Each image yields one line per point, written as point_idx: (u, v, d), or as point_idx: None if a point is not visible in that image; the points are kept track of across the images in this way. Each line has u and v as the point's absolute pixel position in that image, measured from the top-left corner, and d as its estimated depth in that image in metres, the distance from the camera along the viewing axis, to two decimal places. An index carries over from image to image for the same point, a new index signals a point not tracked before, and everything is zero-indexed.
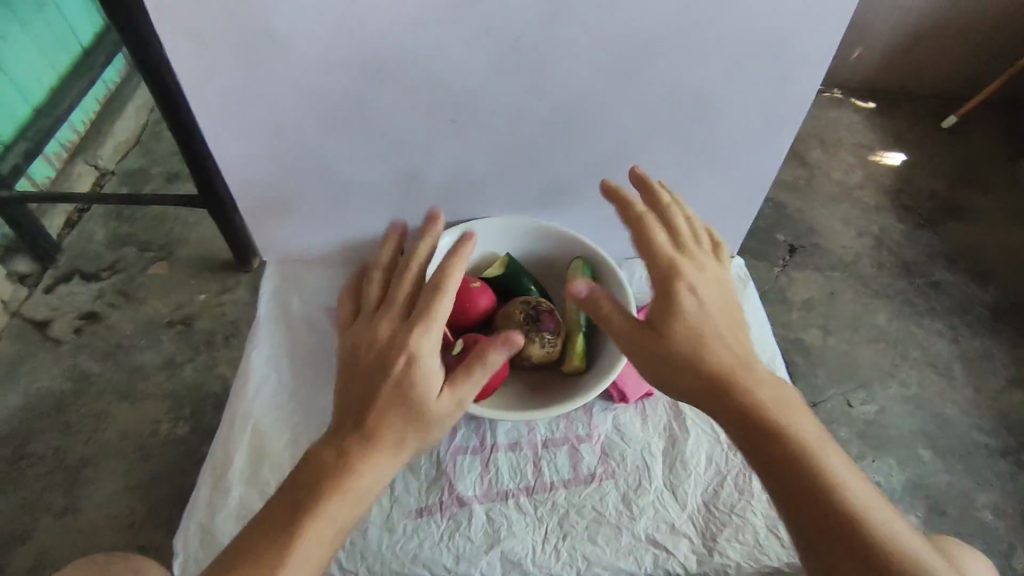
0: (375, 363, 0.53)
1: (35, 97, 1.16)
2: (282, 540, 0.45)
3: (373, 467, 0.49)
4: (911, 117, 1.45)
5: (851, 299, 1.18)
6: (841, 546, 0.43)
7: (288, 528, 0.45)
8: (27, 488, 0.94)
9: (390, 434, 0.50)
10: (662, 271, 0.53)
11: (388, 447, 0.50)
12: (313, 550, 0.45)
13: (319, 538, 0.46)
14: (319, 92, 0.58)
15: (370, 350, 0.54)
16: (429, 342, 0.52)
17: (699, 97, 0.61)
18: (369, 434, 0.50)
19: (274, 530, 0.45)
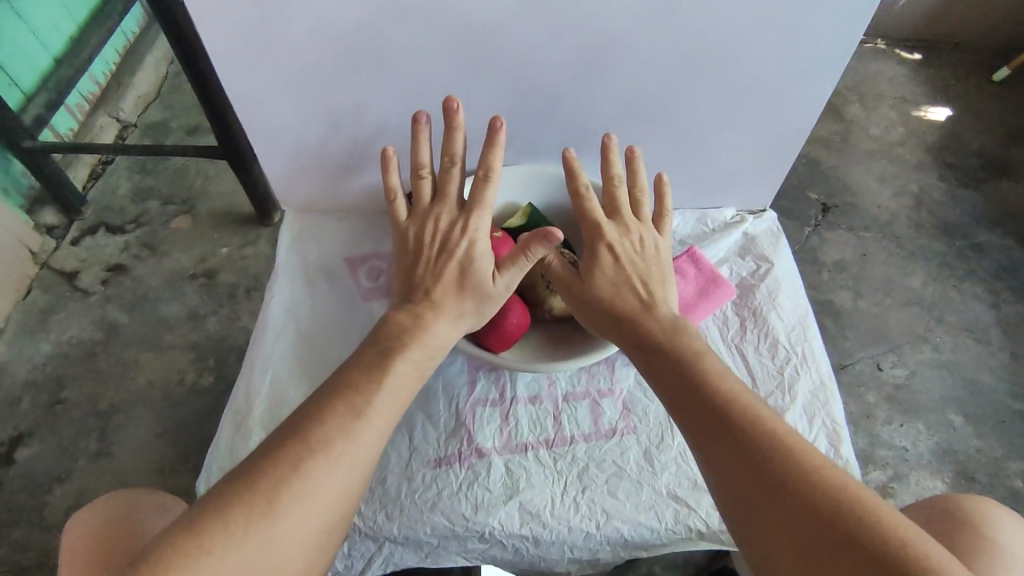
0: (434, 249, 0.57)
1: (56, 48, 1.15)
2: (332, 435, 0.45)
3: (424, 348, 0.53)
4: (958, 70, 1.37)
5: (884, 261, 1.14)
6: (753, 474, 0.45)
7: (337, 424, 0.46)
8: (62, 432, 0.97)
9: (448, 311, 0.55)
10: (590, 236, 0.59)
11: (448, 319, 0.55)
12: (362, 445, 0.46)
13: (368, 435, 0.47)
14: (337, 29, 0.54)
15: (429, 236, 0.58)
16: (482, 225, 0.58)
17: (738, 34, 0.56)
18: (431, 311, 0.55)
19: (323, 426, 0.45)
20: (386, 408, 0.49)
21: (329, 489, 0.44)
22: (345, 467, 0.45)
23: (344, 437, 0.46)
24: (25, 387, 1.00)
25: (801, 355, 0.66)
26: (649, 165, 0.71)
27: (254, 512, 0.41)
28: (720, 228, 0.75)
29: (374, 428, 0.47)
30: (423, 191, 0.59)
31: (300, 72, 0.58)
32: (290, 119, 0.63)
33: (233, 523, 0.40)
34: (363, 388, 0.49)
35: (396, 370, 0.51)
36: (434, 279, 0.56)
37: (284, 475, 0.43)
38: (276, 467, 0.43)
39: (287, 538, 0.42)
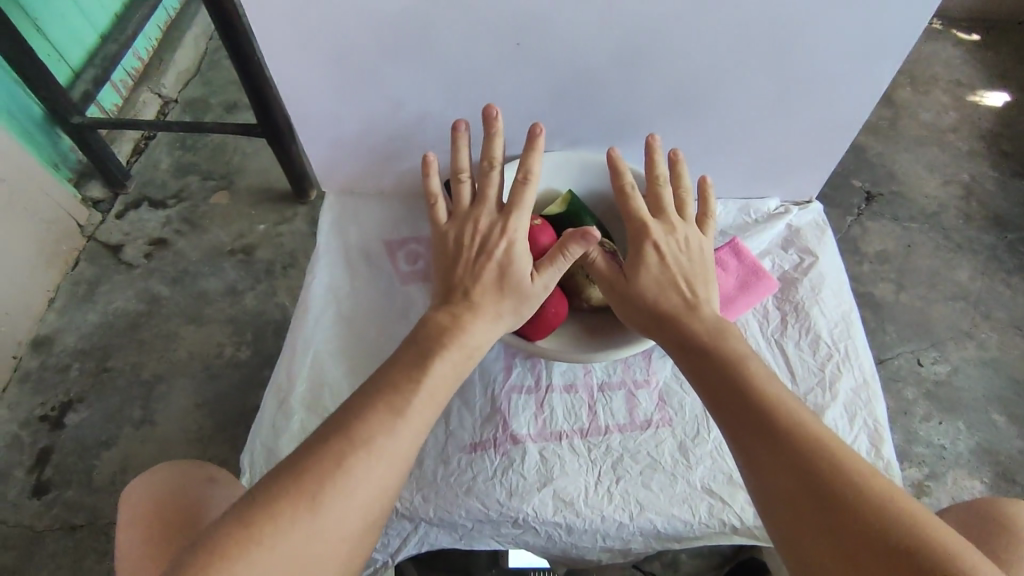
0: (474, 250, 0.57)
1: (102, 24, 1.17)
2: (373, 432, 0.46)
3: (462, 347, 0.53)
4: (1019, 53, 1.30)
5: (930, 254, 1.10)
6: (797, 479, 0.44)
7: (377, 421, 0.47)
8: (109, 399, 1.01)
9: (487, 310, 0.55)
10: (635, 234, 0.59)
11: (487, 319, 0.55)
12: (401, 441, 0.47)
13: (407, 432, 0.47)
14: (383, 11, 0.54)
15: (468, 237, 0.58)
16: (521, 226, 0.58)
17: (794, 19, 0.54)
18: (470, 310, 0.55)
19: (364, 423, 0.46)
20: (425, 407, 0.49)
21: (371, 484, 0.45)
22: (385, 463, 0.46)
23: (383, 434, 0.46)
24: (74, 355, 1.04)
25: (843, 352, 0.65)
26: (692, 152, 0.69)
27: (300, 505, 0.42)
28: (763, 219, 0.73)
29: (414, 425, 0.48)
30: (463, 194, 0.60)
31: (344, 54, 0.58)
32: (332, 101, 0.63)
33: (281, 515, 0.42)
34: (403, 386, 0.49)
35: (436, 368, 0.51)
36: (474, 279, 0.56)
37: (328, 471, 0.44)
38: (320, 463, 0.44)
39: (331, 531, 0.43)
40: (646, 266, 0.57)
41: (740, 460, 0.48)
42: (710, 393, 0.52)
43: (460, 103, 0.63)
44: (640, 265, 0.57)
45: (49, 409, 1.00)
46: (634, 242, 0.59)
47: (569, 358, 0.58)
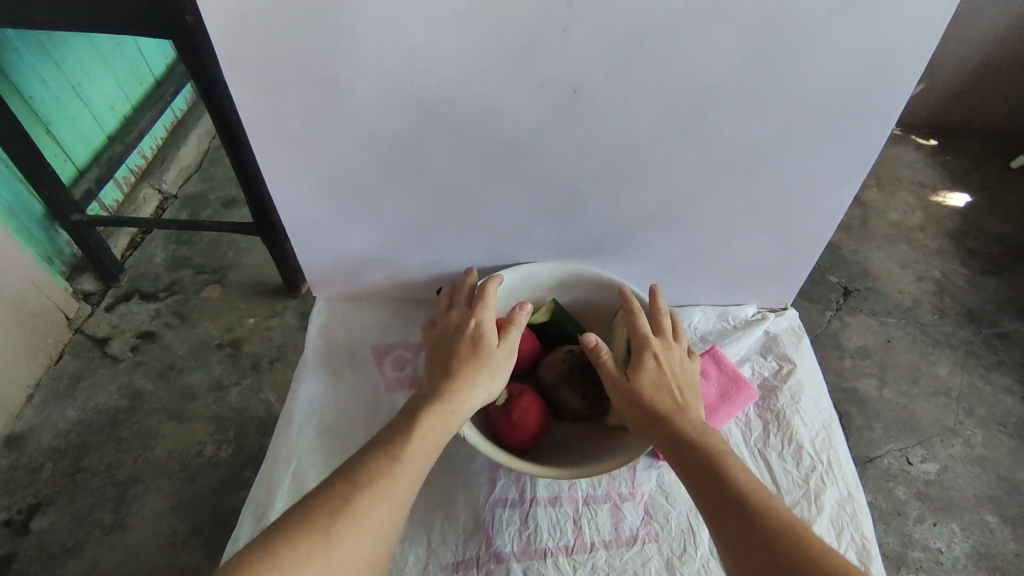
0: (449, 334, 0.61)
1: (110, 126, 1.24)
2: (375, 476, 0.50)
3: (442, 409, 0.55)
4: (972, 157, 1.40)
5: (909, 349, 1.12)
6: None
7: (379, 467, 0.51)
8: (79, 501, 0.97)
9: (461, 379, 0.57)
10: (636, 346, 0.59)
11: (463, 384, 0.57)
12: (401, 485, 0.51)
13: (405, 477, 0.51)
14: (380, 133, 0.58)
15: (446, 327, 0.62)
16: (489, 307, 0.61)
17: (760, 141, 0.59)
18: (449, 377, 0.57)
19: (367, 468, 0.51)
20: (417, 458, 0.53)
21: (374, 524, 0.48)
22: (388, 502, 0.49)
23: (385, 479, 0.50)
24: (48, 453, 1.01)
25: (827, 462, 0.65)
26: (672, 262, 0.72)
27: (313, 541, 0.45)
28: (741, 324, 0.76)
29: (410, 471, 0.52)
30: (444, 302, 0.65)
31: (341, 171, 0.62)
32: (327, 212, 0.66)
33: (294, 549, 0.44)
34: (399, 437, 0.53)
35: (425, 425, 0.54)
36: (449, 354, 0.59)
37: (336, 511, 0.47)
38: (330, 505, 0.48)
39: (340, 565, 0.45)
40: (646, 372, 0.58)
41: (720, 544, 0.49)
42: (697, 488, 0.52)
43: (448, 217, 0.67)
44: (641, 371, 0.58)
45: (15, 513, 0.96)
46: (636, 349, 0.59)
47: (553, 476, 0.57)
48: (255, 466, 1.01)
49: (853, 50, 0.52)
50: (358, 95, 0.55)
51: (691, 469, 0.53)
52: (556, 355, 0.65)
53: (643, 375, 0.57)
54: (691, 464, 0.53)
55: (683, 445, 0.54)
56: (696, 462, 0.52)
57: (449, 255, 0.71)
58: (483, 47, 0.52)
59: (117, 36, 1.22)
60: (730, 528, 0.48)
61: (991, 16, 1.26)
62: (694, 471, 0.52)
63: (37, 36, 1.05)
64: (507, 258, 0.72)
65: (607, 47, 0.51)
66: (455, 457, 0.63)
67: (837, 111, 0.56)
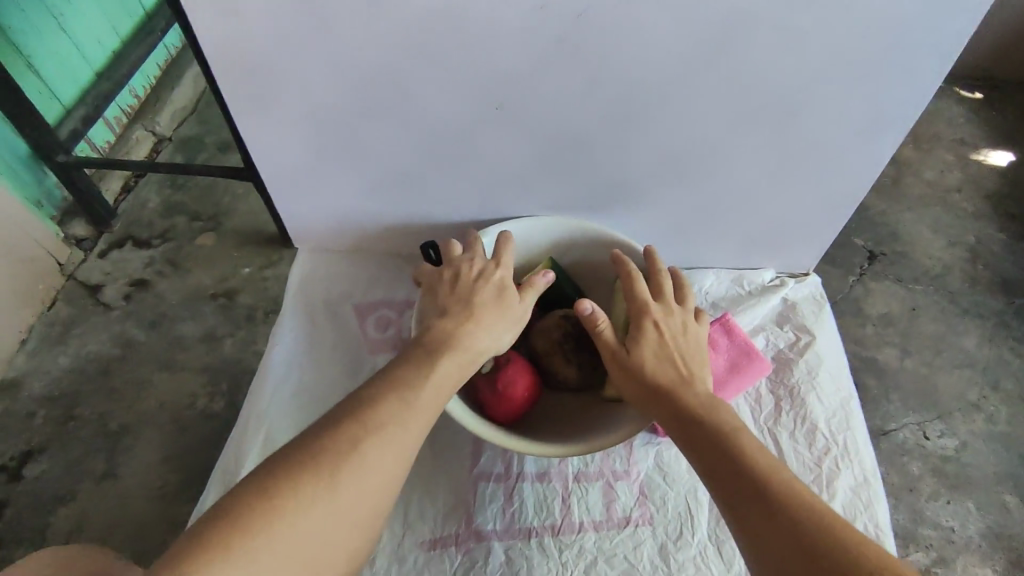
0: (471, 275, 0.57)
1: (98, 61, 1.17)
2: (384, 421, 0.46)
3: (464, 351, 0.52)
4: (1022, 111, 1.29)
5: (935, 318, 1.06)
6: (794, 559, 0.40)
7: (389, 410, 0.46)
8: (73, 449, 0.96)
9: (485, 322, 0.54)
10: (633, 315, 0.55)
11: (489, 328, 0.54)
12: (409, 433, 0.47)
13: (415, 424, 0.47)
14: (361, 69, 0.52)
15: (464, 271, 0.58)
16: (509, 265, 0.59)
17: (791, 84, 0.52)
18: (476, 317, 0.54)
19: (377, 409, 0.46)
20: (430, 401, 0.49)
21: (380, 473, 0.44)
22: (396, 450, 0.45)
23: (395, 424, 0.46)
24: (41, 400, 1.00)
25: (843, 445, 0.61)
26: (685, 221, 0.66)
27: (316, 486, 0.41)
28: (757, 290, 0.70)
29: (422, 417, 0.48)
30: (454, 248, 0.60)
31: (318, 110, 0.56)
32: (306, 156, 0.61)
33: (303, 492, 0.41)
34: (411, 379, 0.49)
35: (441, 367, 0.50)
36: (472, 295, 0.55)
37: (340, 456, 0.43)
38: (334, 449, 0.43)
39: (343, 514, 0.42)
40: (645, 343, 0.53)
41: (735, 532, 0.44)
42: (707, 468, 0.47)
43: (439, 163, 0.61)
44: (639, 342, 0.53)
45: (8, 458, 0.96)
46: (635, 318, 0.54)
47: (544, 454, 0.54)
48: None
49: None
50: (333, 23, 0.49)
51: (699, 448, 0.48)
52: (549, 322, 0.60)
53: (643, 346, 0.53)
54: (699, 442, 0.48)
55: (690, 421, 0.49)
56: (703, 440, 0.48)
57: (442, 207, 0.66)
58: None
59: None
60: (744, 509, 0.44)
61: None
62: (703, 449, 0.48)
63: None
64: (506, 213, 0.67)
65: None
66: None
67: (885, 50, 0.49)
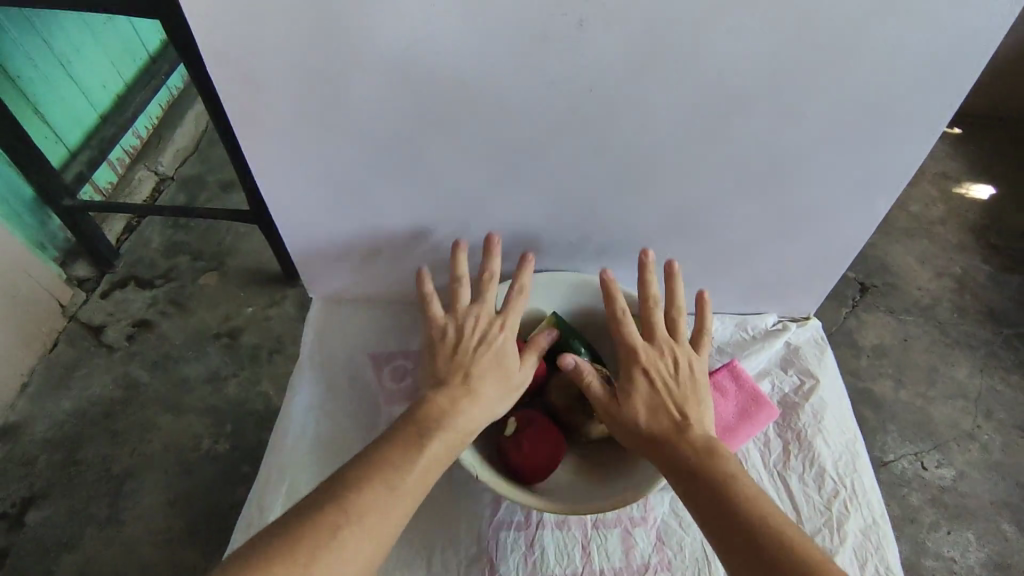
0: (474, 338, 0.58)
1: (102, 104, 1.19)
2: (368, 504, 0.46)
3: (456, 431, 0.53)
4: (997, 145, 1.35)
5: (927, 349, 1.08)
6: None
7: (374, 494, 0.47)
8: (75, 494, 0.95)
9: (483, 396, 0.55)
10: (625, 359, 0.57)
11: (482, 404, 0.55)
12: (392, 519, 0.47)
13: (398, 510, 0.47)
14: (381, 134, 0.55)
15: (469, 328, 0.58)
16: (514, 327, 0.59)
17: (790, 148, 0.55)
18: (473, 392, 0.55)
19: (361, 492, 0.46)
20: (418, 482, 0.49)
21: (367, 542, 0.45)
22: (376, 538, 0.45)
23: (380, 509, 0.46)
24: (43, 445, 0.99)
25: (851, 489, 0.63)
26: (689, 269, 0.68)
27: (291, 574, 0.41)
28: (761, 334, 0.72)
29: (406, 502, 0.48)
30: (460, 296, 0.60)
31: (337, 171, 0.58)
32: (324, 211, 0.62)
33: None
34: (400, 459, 0.49)
35: (433, 446, 0.51)
36: (472, 364, 0.56)
37: (321, 542, 0.43)
38: (316, 534, 0.43)
39: None
40: (638, 389, 0.56)
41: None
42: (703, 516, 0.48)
43: (453, 218, 0.63)
44: (631, 391, 0.56)
45: (9, 505, 0.94)
46: (627, 366, 0.57)
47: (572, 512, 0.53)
48: (252, 461, 0.98)
49: (897, 52, 0.47)
50: (359, 93, 0.51)
51: (695, 496, 0.49)
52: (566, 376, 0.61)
53: (636, 395, 0.55)
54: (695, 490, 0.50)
55: (684, 468, 0.51)
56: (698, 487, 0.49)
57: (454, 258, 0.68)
58: (491, 38, 0.47)
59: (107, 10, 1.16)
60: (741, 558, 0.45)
61: None
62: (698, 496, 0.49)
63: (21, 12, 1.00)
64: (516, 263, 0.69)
65: (629, 44, 0.47)
66: (459, 472, 0.63)
67: (881, 119, 0.52)
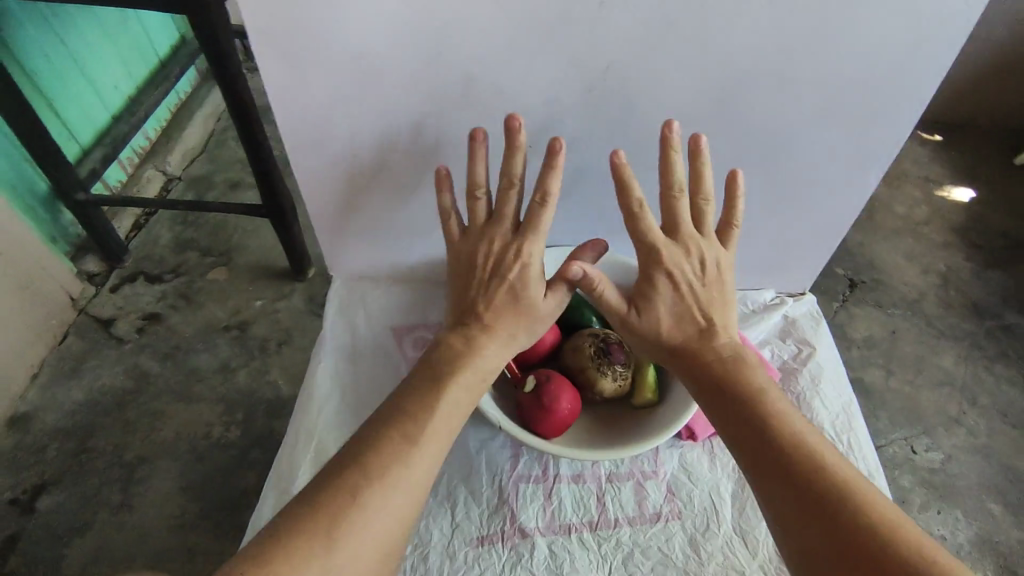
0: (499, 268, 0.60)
1: (115, 104, 1.22)
2: (387, 463, 0.48)
3: (476, 371, 0.56)
4: (977, 151, 1.41)
5: (914, 340, 1.13)
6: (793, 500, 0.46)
7: (393, 450, 0.49)
8: (86, 482, 0.96)
9: (500, 333, 0.59)
10: (647, 260, 0.58)
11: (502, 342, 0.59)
12: (417, 472, 0.48)
13: (420, 463, 0.49)
14: (408, 110, 0.59)
15: (483, 260, 0.59)
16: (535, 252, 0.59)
17: (784, 126, 0.60)
18: (489, 331, 0.58)
19: (378, 453, 0.48)
20: (437, 434, 0.51)
21: (384, 515, 0.46)
22: (401, 493, 0.47)
23: (399, 465, 0.48)
24: (53, 434, 1.01)
25: (847, 444, 0.66)
26: None
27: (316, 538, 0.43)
28: (760, 308, 0.76)
29: (427, 454, 0.50)
30: (478, 212, 0.60)
31: (365, 147, 0.63)
32: (350, 185, 0.67)
33: (300, 543, 0.43)
34: (417, 415, 0.51)
35: (450, 395, 0.54)
36: (486, 303, 0.59)
37: (343, 504, 0.45)
38: (335, 497, 0.45)
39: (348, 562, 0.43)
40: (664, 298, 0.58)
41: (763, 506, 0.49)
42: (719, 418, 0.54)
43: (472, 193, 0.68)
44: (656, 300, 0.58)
45: (20, 492, 0.96)
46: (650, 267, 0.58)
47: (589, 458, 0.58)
48: (262, 448, 1.00)
49: (882, 34, 0.52)
50: (389, 69, 0.56)
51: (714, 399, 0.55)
52: (581, 340, 0.65)
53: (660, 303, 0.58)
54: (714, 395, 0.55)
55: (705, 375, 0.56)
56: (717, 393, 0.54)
57: None
58: (511, 18, 0.52)
59: (122, 13, 1.20)
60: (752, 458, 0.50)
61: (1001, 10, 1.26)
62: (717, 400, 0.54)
63: (41, 11, 1.04)
64: None
65: (638, 24, 0.52)
66: (478, 432, 0.67)
67: (870, 96, 0.57)
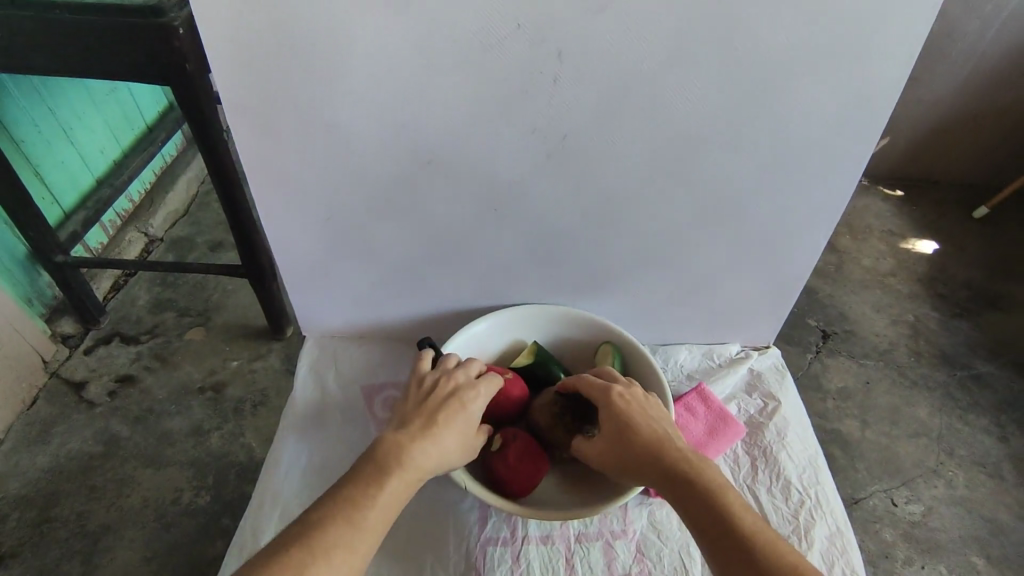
0: (445, 390, 0.59)
1: (98, 169, 1.25)
2: (331, 545, 0.46)
3: (412, 473, 0.52)
4: (937, 205, 1.47)
5: (888, 390, 1.14)
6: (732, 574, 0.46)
7: (338, 532, 0.47)
8: (46, 554, 0.93)
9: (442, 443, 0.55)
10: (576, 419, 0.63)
11: (445, 449, 0.55)
12: (355, 556, 0.47)
13: (361, 550, 0.47)
14: (378, 178, 0.62)
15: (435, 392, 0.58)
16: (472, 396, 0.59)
17: (737, 191, 0.63)
18: (433, 434, 0.55)
19: (327, 531, 0.47)
20: (378, 521, 0.49)
21: None
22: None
23: (344, 549, 0.46)
24: (16, 502, 0.97)
25: (816, 499, 0.69)
26: (657, 301, 0.76)
27: None
28: (727, 363, 0.80)
29: (368, 540, 0.48)
30: (447, 365, 0.61)
31: (339, 211, 0.65)
32: (325, 250, 0.69)
33: None
34: (364, 497, 0.49)
35: (392, 486, 0.51)
36: (433, 415, 0.56)
37: None
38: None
39: None
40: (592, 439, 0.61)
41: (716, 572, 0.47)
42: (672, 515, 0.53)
43: (442, 254, 0.70)
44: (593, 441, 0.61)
45: None
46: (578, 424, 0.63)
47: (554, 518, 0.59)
48: (233, 513, 0.98)
49: (821, 108, 0.56)
50: (361, 138, 0.59)
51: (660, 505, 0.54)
52: (546, 397, 0.66)
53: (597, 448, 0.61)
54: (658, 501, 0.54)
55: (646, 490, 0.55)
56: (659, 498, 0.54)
57: (442, 288, 0.74)
58: (475, 93, 0.55)
59: (112, 83, 1.24)
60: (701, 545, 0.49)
61: (947, 75, 1.35)
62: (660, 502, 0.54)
63: (32, 82, 1.07)
64: (500, 296, 0.75)
65: (594, 99, 0.56)
66: (447, 493, 0.68)
67: (814, 161, 0.60)
